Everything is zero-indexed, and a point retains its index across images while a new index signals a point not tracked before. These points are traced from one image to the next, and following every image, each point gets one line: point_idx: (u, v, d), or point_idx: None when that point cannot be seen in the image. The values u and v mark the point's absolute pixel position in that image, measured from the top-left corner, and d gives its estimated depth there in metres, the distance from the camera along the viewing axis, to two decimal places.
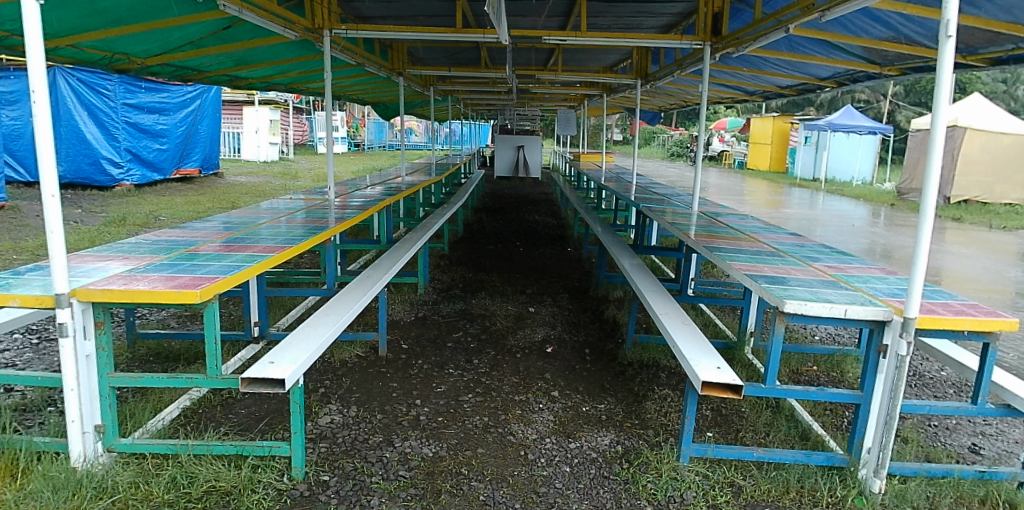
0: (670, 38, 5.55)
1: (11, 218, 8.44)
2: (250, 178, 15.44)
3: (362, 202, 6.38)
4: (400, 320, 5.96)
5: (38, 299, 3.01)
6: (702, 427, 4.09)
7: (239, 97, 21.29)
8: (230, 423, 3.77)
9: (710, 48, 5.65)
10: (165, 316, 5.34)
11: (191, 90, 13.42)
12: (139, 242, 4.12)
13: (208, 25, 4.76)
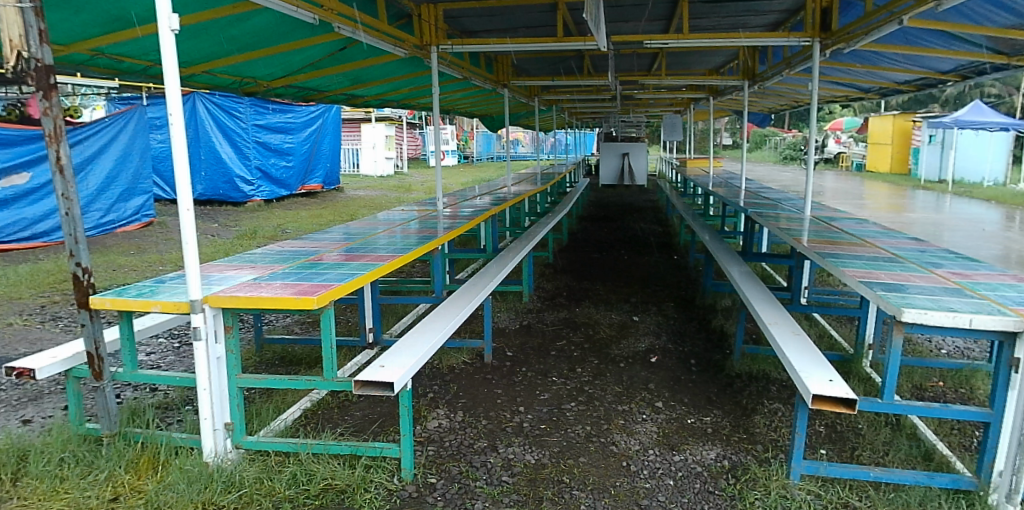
0: (776, 36, 5.34)
1: (161, 232, 9.33)
2: (368, 192, 16.25)
3: (469, 212, 6.55)
4: (506, 327, 6.05)
5: (176, 304, 3.26)
6: (814, 443, 3.86)
7: (358, 114, 22.53)
8: (346, 424, 3.97)
9: (819, 45, 5.37)
10: (290, 321, 5.70)
11: (314, 110, 14.38)
12: (266, 253, 4.43)
13: (325, 47, 5.08)
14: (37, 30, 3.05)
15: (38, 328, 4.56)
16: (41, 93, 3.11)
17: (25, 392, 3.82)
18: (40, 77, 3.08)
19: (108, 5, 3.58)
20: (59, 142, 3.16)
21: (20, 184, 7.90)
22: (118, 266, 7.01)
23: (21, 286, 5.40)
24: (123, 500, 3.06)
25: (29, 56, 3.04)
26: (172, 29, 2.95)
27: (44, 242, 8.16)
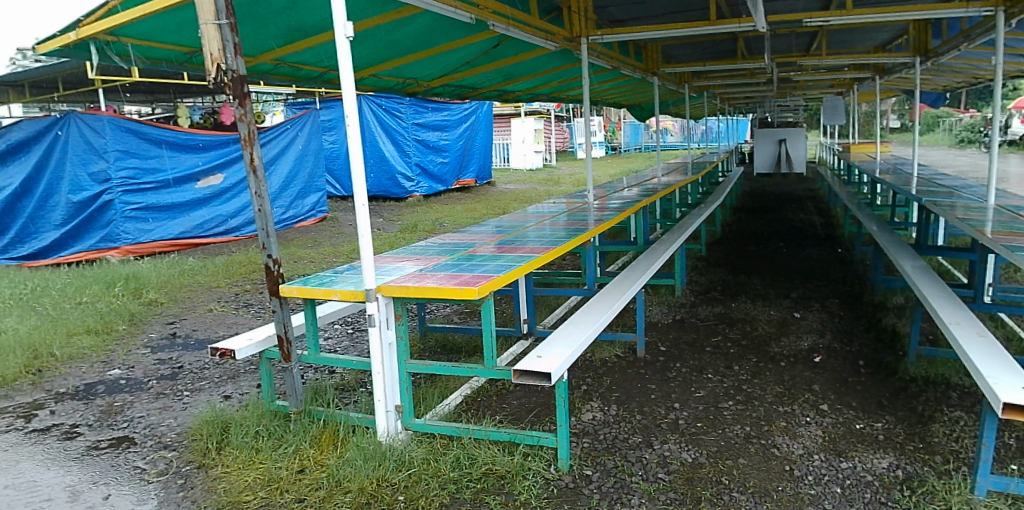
0: (952, 6, 4.92)
1: (333, 227, 10.08)
2: (518, 186, 16.58)
3: (619, 204, 6.48)
4: (659, 322, 5.91)
5: (353, 293, 3.48)
6: (1005, 457, 3.42)
7: (508, 109, 23.11)
8: (505, 412, 4.06)
9: (1005, 13, 4.83)
10: (449, 311, 5.93)
11: (467, 107, 14.91)
12: (428, 245, 4.64)
13: (480, 45, 5.22)
14: (233, 44, 3.38)
15: (233, 313, 5.06)
16: (238, 101, 3.43)
17: (224, 371, 4.10)
18: (236, 86, 3.41)
19: (292, 18, 3.90)
20: (252, 145, 3.47)
21: (215, 184, 8.83)
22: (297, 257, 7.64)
23: (219, 276, 6.04)
24: (307, 472, 3.25)
25: (226, 68, 3.37)
26: (346, 35, 3.15)
27: (236, 237, 9.07)
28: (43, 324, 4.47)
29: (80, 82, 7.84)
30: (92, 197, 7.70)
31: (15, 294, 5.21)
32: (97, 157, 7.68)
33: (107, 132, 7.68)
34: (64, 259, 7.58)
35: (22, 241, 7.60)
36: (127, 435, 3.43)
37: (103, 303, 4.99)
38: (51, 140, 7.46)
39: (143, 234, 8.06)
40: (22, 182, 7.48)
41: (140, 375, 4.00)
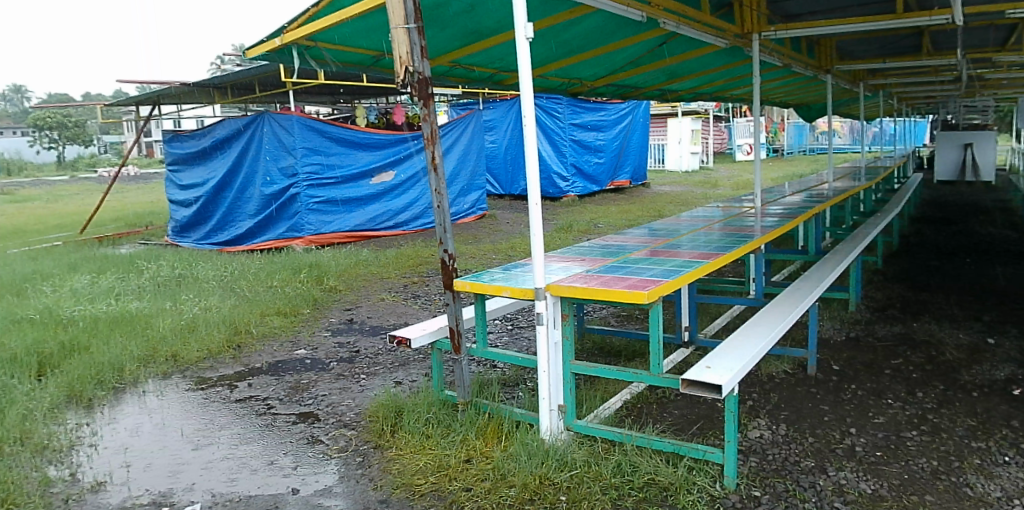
0: None
1: (490, 225, 10.29)
2: (673, 188, 16.12)
3: (785, 210, 6.10)
4: (830, 339, 5.48)
5: (523, 291, 3.51)
6: None
7: (665, 109, 22.64)
8: (667, 422, 3.92)
9: None
10: (606, 313, 5.88)
11: (624, 107, 14.75)
12: (592, 246, 4.63)
13: (646, 44, 5.12)
14: (419, 48, 3.51)
15: (404, 303, 5.29)
16: (422, 101, 3.56)
17: (396, 358, 4.28)
18: (421, 88, 3.53)
19: (470, 22, 4.01)
20: (434, 144, 3.59)
21: (387, 181, 9.31)
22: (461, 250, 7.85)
23: (390, 267, 6.36)
24: (474, 463, 3.30)
25: (413, 71, 3.50)
26: (527, 37, 3.14)
27: (403, 231, 9.51)
28: (241, 305, 4.92)
29: (273, 84, 8.50)
30: (281, 191, 8.28)
31: (218, 277, 5.80)
32: (286, 153, 8.19)
33: (297, 130, 8.14)
34: (256, 246, 8.31)
35: (221, 229, 8.68)
36: (311, 411, 3.66)
37: (289, 288, 5.42)
38: (251, 138, 8.20)
39: (324, 226, 8.53)
40: (222, 176, 8.55)
41: (322, 356, 4.28)
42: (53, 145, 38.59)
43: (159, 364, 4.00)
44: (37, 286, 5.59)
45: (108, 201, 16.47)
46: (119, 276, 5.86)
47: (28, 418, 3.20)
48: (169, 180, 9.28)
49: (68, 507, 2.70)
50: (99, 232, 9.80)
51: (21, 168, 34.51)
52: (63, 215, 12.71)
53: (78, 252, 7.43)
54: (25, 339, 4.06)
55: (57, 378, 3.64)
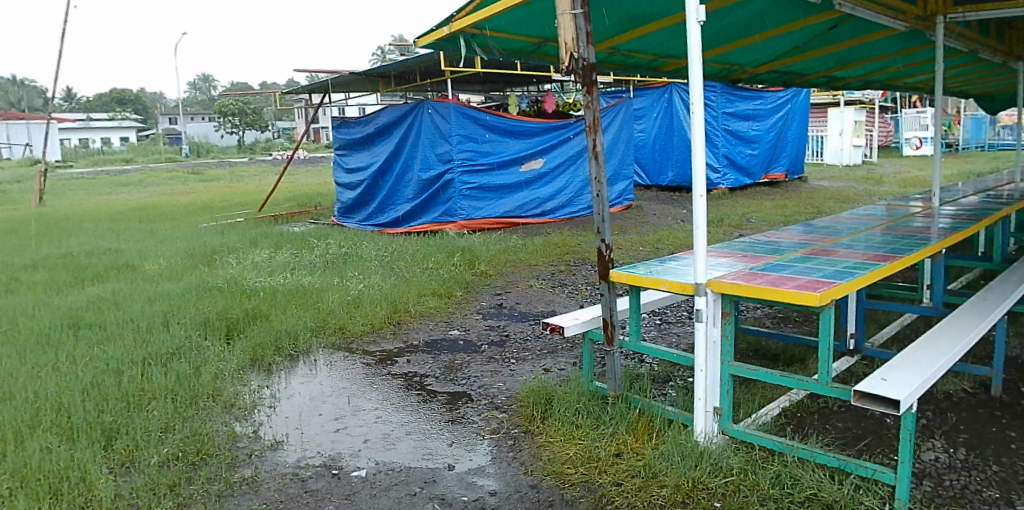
0: None
1: (638, 216, 9.85)
2: (832, 183, 14.95)
3: (967, 211, 5.49)
4: (1018, 358, 4.87)
5: (682, 285, 3.33)
6: None
7: (824, 99, 21.12)
8: (831, 435, 3.66)
9: None
10: (759, 313, 5.59)
11: (782, 94, 13.43)
12: (752, 243, 4.41)
13: (813, 29, 4.78)
14: (585, 33, 3.46)
15: (552, 291, 5.31)
16: (585, 88, 3.52)
17: (545, 344, 4.30)
18: (585, 74, 3.49)
19: (632, 8, 3.92)
20: (596, 131, 3.54)
21: (536, 168, 9.08)
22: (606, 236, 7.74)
23: (538, 254, 6.41)
24: (624, 458, 3.19)
25: (577, 58, 3.46)
26: (697, 20, 2.97)
27: (550, 219, 9.21)
28: (400, 284, 5.16)
29: (434, 73, 8.72)
30: (436, 176, 8.47)
31: (379, 256, 6.12)
32: (443, 140, 8.33)
33: (453, 118, 8.23)
34: (411, 229, 8.62)
35: (382, 211, 9.11)
36: (465, 391, 3.76)
37: (443, 270, 5.61)
38: (413, 125, 8.51)
39: (475, 211, 8.56)
40: (384, 161, 8.95)
41: (475, 338, 4.39)
42: (232, 130, 42.88)
43: (328, 335, 4.28)
44: (226, 257, 6.18)
45: (280, 182, 18.07)
46: (293, 252, 6.35)
47: (219, 377, 3.53)
48: (338, 164, 9.89)
49: (251, 461, 2.93)
50: (273, 210, 10.73)
51: (207, 150, 38.69)
52: (243, 194, 14.06)
53: (257, 228, 8.16)
54: (218, 305, 4.48)
55: (243, 342, 3.99)
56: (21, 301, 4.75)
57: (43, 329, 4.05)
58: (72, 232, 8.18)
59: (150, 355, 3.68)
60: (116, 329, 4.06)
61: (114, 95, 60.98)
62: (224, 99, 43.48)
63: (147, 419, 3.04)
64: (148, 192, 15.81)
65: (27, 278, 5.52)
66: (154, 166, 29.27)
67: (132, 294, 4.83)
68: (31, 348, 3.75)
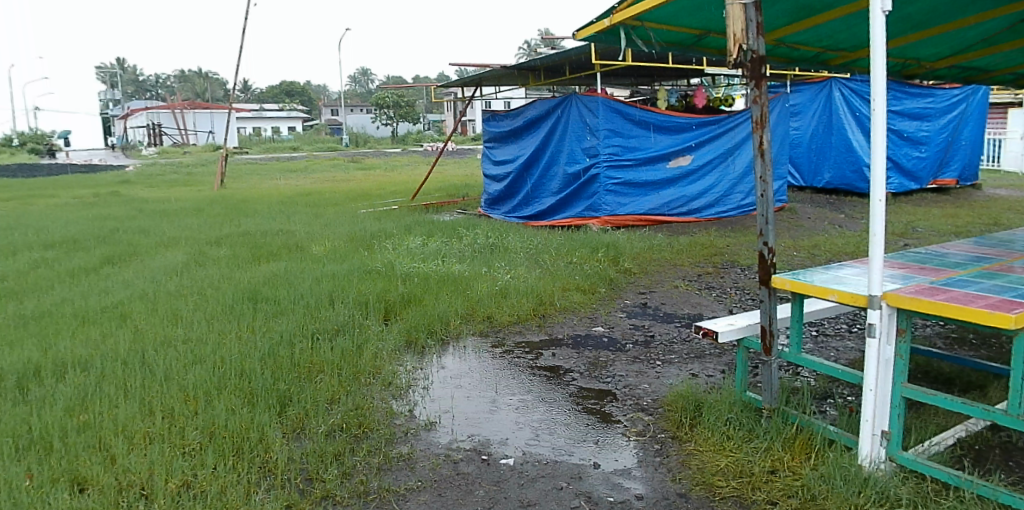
0: None
1: (789, 220, 9.30)
2: (1012, 192, 13.38)
3: None
4: None
5: (854, 297, 2.93)
6: None
7: (1005, 100, 18.98)
8: (1018, 474, 3.22)
9: None
10: (931, 332, 5.11)
11: (958, 93, 12.25)
12: (929, 254, 4.02)
13: (1004, 21, 4.29)
14: (756, 23, 3.21)
15: (699, 294, 5.14)
16: (752, 82, 3.23)
17: (692, 348, 4.16)
18: (754, 68, 3.22)
19: None
20: (763, 128, 3.27)
21: (684, 165, 8.60)
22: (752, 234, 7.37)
23: (683, 255, 6.23)
24: (780, 476, 2.88)
25: (745, 49, 3.20)
26: (883, 11, 2.55)
27: (697, 218, 8.66)
28: (546, 277, 5.18)
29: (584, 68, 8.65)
30: (583, 170, 8.43)
31: (525, 248, 6.21)
32: (589, 134, 8.25)
33: (601, 112, 8.08)
34: (556, 223, 8.64)
35: (528, 204, 9.21)
36: (610, 390, 3.70)
37: (587, 265, 5.59)
38: (561, 120, 8.55)
39: (619, 207, 8.31)
40: (530, 153, 9.08)
41: (619, 336, 4.32)
42: (387, 122, 45.52)
43: (476, 323, 4.39)
44: (383, 243, 6.52)
45: (427, 173, 18.92)
46: (444, 240, 6.58)
47: (378, 356, 3.70)
48: (486, 156, 10.09)
49: (407, 439, 3.03)
50: (426, 199, 11.21)
51: (364, 140, 41.30)
52: (396, 183, 14.84)
53: (411, 215, 8.53)
54: (376, 288, 4.70)
55: (399, 324, 4.19)
56: (211, 274, 5.24)
57: (228, 301, 4.43)
58: (249, 212, 8.98)
59: (318, 329, 3.94)
60: (289, 304, 4.37)
61: (280, 88, 66.36)
62: (382, 92, 46.10)
63: (316, 390, 3.23)
64: (314, 178, 17.16)
65: (214, 253, 6.09)
66: (318, 154, 31.64)
67: (302, 273, 5.19)
68: (218, 317, 4.13)
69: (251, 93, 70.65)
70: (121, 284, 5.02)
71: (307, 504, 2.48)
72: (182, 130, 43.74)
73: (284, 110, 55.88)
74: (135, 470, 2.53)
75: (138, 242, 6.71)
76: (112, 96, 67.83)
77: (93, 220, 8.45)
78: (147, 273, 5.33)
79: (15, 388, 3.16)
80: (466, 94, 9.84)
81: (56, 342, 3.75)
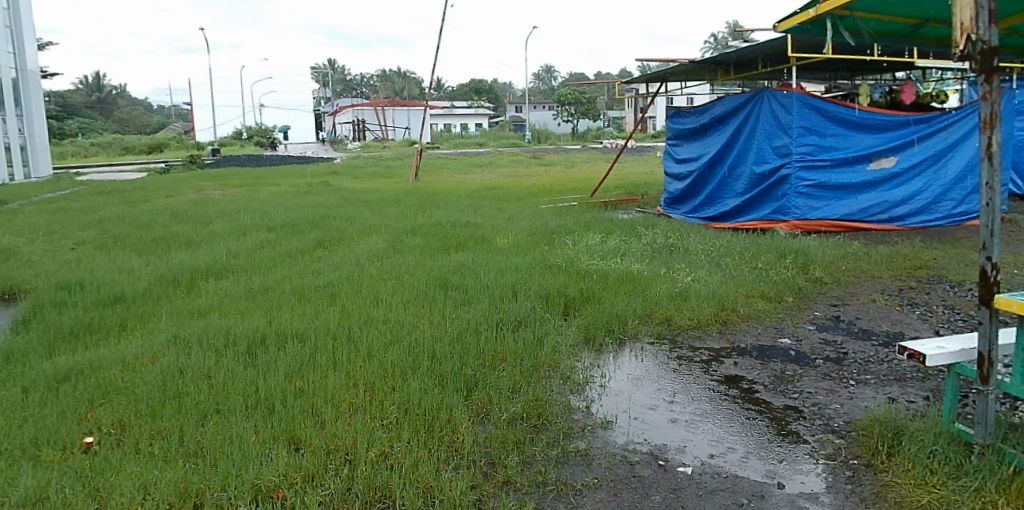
0: None
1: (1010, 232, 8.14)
2: None
3: None
4: None
5: None
6: None
7: None
8: None
9: None
10: None
11: None
12: None
13: None
14: (989, 10, 2.65)
15: (902, 310, 4.68)
16: (981, 76, 2.70)
17: (890, 370, 3.77)
18: (983, 61, 2.69)
19: None
20: (991, 127, 2.72)
21: (887, 168, 7.82)
22: (966, 247, 6.55)
23: (882, 266, 5.69)
24: None
25: (975, 40, 2.71)
26: None
27: (899, 227, 7.80)
28: (727, 282, 5.07)
29: (779, 59, 8.23)
30: (772, 170, 8.00)
31: (706, 251, 6.10)
32: (781, 132, 7.88)
33: (795, 109, 7.72)
34: (740, 225, 8.24)
35: (711, 204, 8.91)
36: (797, 407, 3.42)
37: (774, 273, 5.36)
38: (751, 116, 8.23)
39: (811, 212, 7.75)
40: (714, 152, 8.82)
41: (807, 350, 4.03)
42: (568, 119, 46.07)
43: (654, 323, 4.35)
44: (563, 238, 6.66)
45: (605, 170, 19.00)
46: (623, 239, 6.60)
47: (557, 350, 3.79)
48: (668, 153, 9.93)
49: (585, 435, 3.04)
50: (604, 197, 11.28)
51: (546, 137, 42.30)
52: (573, 179, 15.05)
53: (589, 212, 8.61)
54: (557, 283, 4.86)
55: (578, 319, 4.30)
56: (407, 261, 5.66)
57: (422, 287, 4.76)
58: (440, 204, 9.57)
59: (501, 319, 4.14)
60: (475, 293, 4.62)
61: (468, 85, 69.71)
62: (565, 88, 46.78)
63: (498, 378, 3.37)
64: (498, 173, 17.93)
65: (411, 241, 6.56)
66: (504, 150, 32.89)
67: (488, 264, 5.45)
68: (413, 302, 4.46)
69: (437, 90, 74.90)
70: (331, 266, 5.56)
71: (490, 486, 2.57)
72: (380, 126, 47.66)
73: (472, 106, 58.44)
74: (341, 436, 2.78)
75: (346, 228, 7.41)
76: (319, 94, 75.33)
77: (308, 206, 9.45)
78: (353, 257, 5.86)
79: (246, 353, 3.64)
80: (649, 91, 9.68)
81: (278, 315, 4.25)
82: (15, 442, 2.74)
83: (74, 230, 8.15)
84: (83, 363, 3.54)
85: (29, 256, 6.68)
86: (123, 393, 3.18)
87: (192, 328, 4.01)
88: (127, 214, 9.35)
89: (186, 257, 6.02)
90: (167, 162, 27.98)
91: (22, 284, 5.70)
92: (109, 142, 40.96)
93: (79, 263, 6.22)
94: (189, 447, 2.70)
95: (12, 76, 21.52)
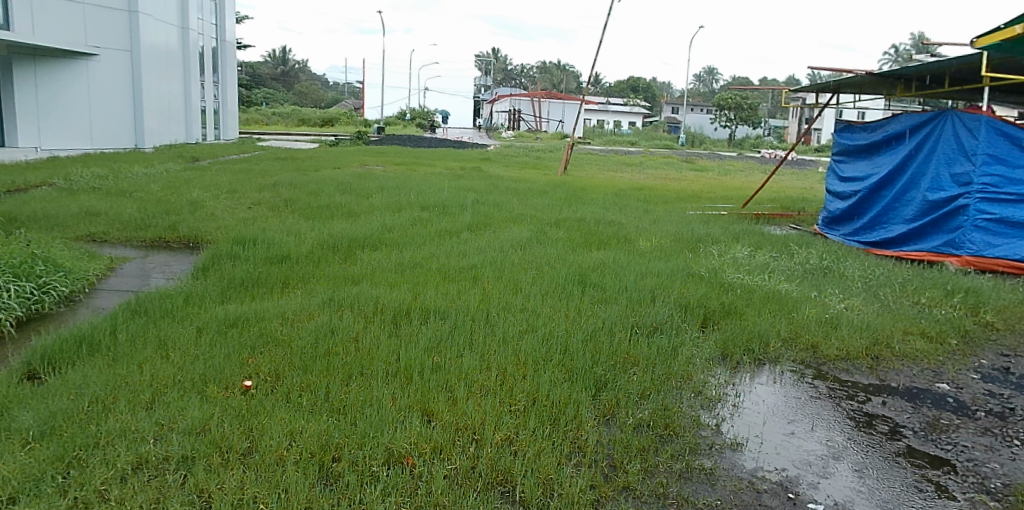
0: None
1: None
2: None
3: None
4: None
5: None
6: None
7: None
8: None
9: None
10: None
11: None
12: None
13: None
14: None
15: None
16: None
17: None
18: None
19: None
20: None
21: None
22: None
23: None
24: None
25: None
26: None
27: None
28: (885, 315, 4.70)
29: (970, 76, 7.51)
30: (946, 198, 7.29)
31: (864, 278, 5.69)
32: (964, 159, 7.17)
33: (982, 133, 7.03)
34: (902, 254, 7.55)
35: (873, 228, 8.23)
36: (947, 459, 3.05)
37: (941, 311, 4.89)
38: (931, 138, 7.59)
39: (988, 248, 6.91)
40: (885, 172, 8.21)
41: (968, 400, 3.64)
42: (725, 124, 44.17)
43: (798, 349, 4.12)
44: (709, 247, 6.47)
45: (766, 181, 18.08)
46: (773, 255, 6.30)
47: (691, 362, 3.71)
48: (833, 170, 9.42)
49: (712, 453, 2.91)
50: (758, 208, 10.80)
51: (700, 141, 41.02)
52: (726, 187, 14.47)
53: (736, 223, 8.31)
54: (698, 292, 4.76)
55: (716, 333, 4.18)
56: (549, 253, 5.73)
57: (560, 281, 4.81)
58: (585, 199, 9.59)
59: (637, 324, 4.13)
60: (613, 293, 4.64)
61: (627, 83, 68.96)
62: (726, 92, 44.82)
63: (628, 382, 3.36)
64: (648, 174, 17.59)
65: (554, 233, 6.62)
66: (659, 151, 32.19)
67: (628, 265, 5.41)
68: (551, 294, 4.53)
69: (590, 85, 74.50)
70: (476, 249, 5.73)
71: (609, 489, 2.54)
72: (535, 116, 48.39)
73: (628, 104, 57.63)
74: (470, 415, 2.87)
75: (493, 214, 7.60)
76: (478, 81, 78.00)
77: (459, 189, 9.82)
78: (498, 243, 6.01)
79: (391, 322, 3.89)
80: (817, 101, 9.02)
81: (423, 290, 4.47)
82: (187, 375, 3.08)
83: (252, 190, 8.99)
84: (249, 313, 3.92)
85: (213, 210, 7.45)
86: (279, 344, 3.48)
87: (345, 293, 4.31)
88: (298, 180, 10.16)
89: (347, 226, 6.48)
90: (337, 136, 30.03)
91: (205, 234, 6.37)
92: (287, 113, 44.63)
93: (254, 222, 6.84)
94: (334, 404, 2.90)
95: (213, 45, 23.97)
